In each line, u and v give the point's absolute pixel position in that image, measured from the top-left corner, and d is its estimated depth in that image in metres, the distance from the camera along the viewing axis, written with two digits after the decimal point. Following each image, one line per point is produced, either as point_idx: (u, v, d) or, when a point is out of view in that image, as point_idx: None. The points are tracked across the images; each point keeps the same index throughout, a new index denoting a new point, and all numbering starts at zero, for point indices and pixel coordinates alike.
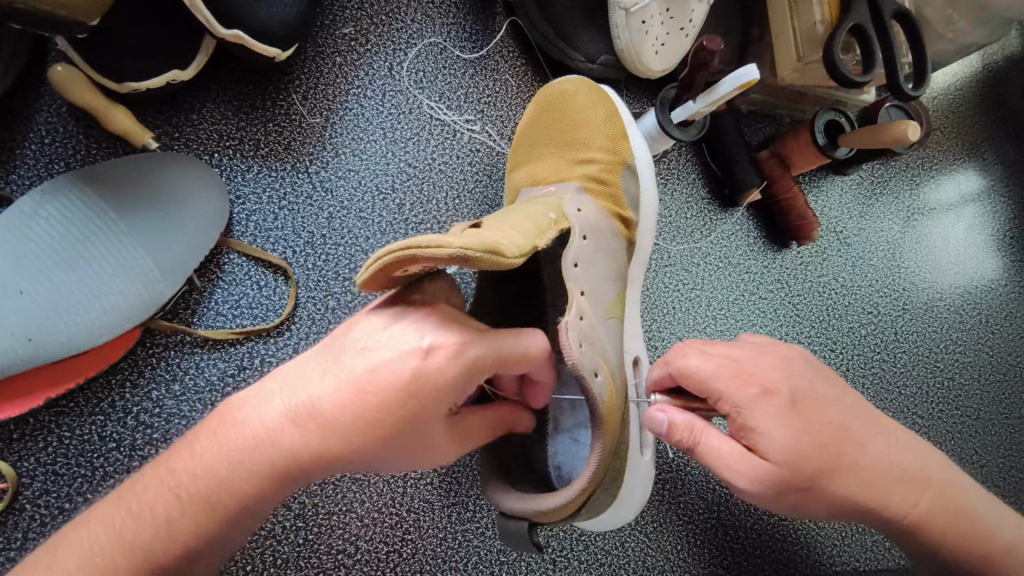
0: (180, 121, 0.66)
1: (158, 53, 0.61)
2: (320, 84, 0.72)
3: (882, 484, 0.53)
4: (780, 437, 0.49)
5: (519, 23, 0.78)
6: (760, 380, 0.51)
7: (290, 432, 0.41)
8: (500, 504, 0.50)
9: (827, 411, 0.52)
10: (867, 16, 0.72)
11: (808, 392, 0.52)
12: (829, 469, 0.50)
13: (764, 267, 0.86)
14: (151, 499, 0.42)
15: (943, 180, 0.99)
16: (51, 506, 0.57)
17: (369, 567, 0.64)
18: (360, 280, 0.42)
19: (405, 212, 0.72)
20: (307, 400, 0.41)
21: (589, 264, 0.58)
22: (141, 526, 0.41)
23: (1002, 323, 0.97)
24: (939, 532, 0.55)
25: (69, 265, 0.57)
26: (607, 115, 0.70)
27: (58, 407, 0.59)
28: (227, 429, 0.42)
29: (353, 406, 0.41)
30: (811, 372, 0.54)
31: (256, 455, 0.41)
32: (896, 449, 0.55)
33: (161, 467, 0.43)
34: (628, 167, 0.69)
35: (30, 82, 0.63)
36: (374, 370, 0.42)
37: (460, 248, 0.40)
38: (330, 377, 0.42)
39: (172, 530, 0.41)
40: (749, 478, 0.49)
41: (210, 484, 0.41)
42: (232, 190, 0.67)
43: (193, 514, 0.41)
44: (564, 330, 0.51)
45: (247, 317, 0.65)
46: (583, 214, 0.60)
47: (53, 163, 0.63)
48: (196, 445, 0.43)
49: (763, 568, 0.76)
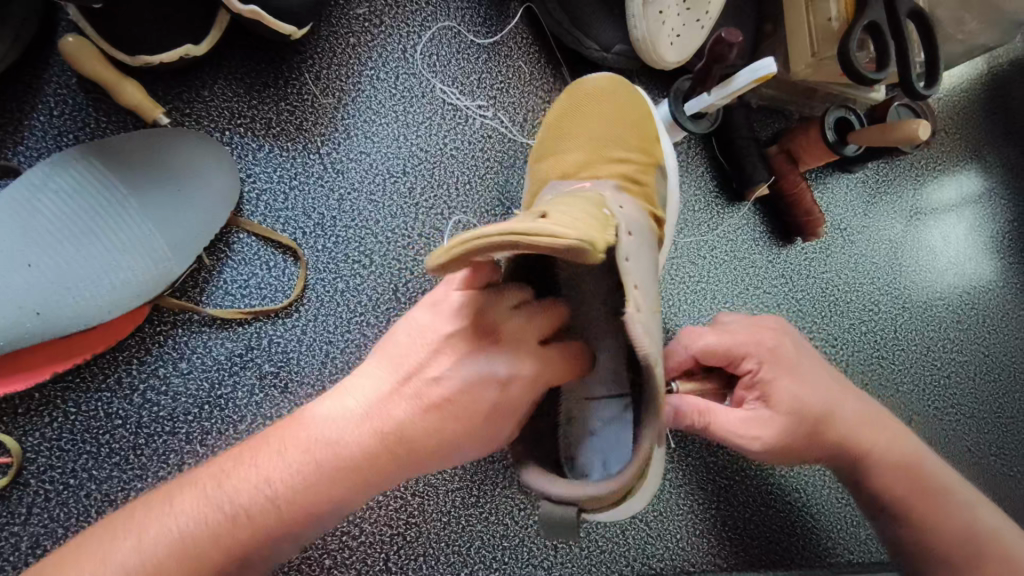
0: (191, 97, 0.66)
1: (174, 27, 0.60)
2: (334, 64, 0.71)
3: (856, 437, 0.64)
4: (783, 392, 0.61)
5: (534, 10, 0.77)
6: (767, 346, 0.64)
7: (381, 451, 0.47)
8: (537, 490, 0.49)
9: (815, 372, 0.64)
10: (883, 14, 0.72)
11: (801, 353, 0.66)
12: (823, 425, 0.62)
13: (769, 262, 0.86)
14: (246, 504, 0.46)
15: (946, 180, 1.00)
16: (56, 482, 0.57)
17: (373, 549, 0.65)
18: (439, 262, 0.40)
19: (416, 196, 0.71)
20: (394, 422, 0.48)
21: (636, 259, 0.56)
22: (238, 526, 0.45)
23: (999, 324, 0.98)
24: (908, 492, 0.64)
25: (78, 240, 0.56)
26: (641, 119, 0.71)
27: (65, 381, 0.58)
28: (316, 443, 0.47)
29: (434, 427, 0.48)
30: (800, 343, 0.67)
31: (348, 472, 0.47)
32: (873, 416, 0.66)
33: (246, 468, 0.47)
34: (660, 169, 0.70)
35: (39, 52, 0.62)
36: (450, 394, 0.48)
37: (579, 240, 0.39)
38: (410, 402, 0.48)
39: (266, 531, 0.46)
40: (756, 427, 0.60)
41: (304, 496, 0.46)
42: (243, 169, 0.66)
43: (287, 519, 0.46)
44: (630, 320, 0.47)
45: (256, 297, 0.65)
46: (624, 210, 0.60)
47: (62, 136, 0.62)
48: (284, 452, 0.47)
49: (760, 559, 0.77)
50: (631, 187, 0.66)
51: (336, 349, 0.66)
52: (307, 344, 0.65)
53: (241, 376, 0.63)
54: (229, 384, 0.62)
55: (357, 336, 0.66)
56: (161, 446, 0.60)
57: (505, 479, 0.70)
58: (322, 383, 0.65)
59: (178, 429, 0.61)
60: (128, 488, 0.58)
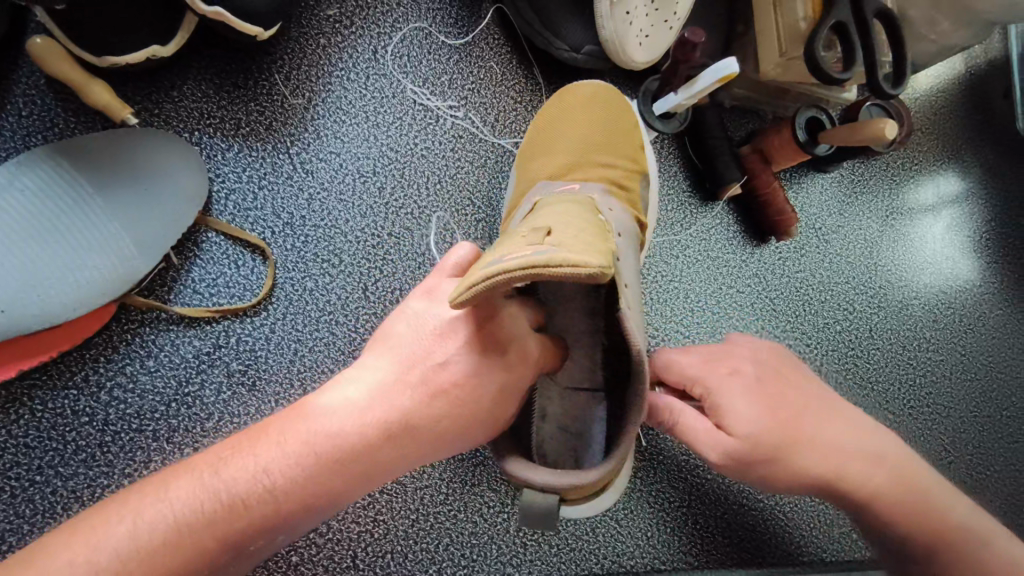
0: (161, 98, 0.66)
1: (139, 27, 0.61)
2: (304, 65, 0.72)
3: (842, 469, 0.58)
4: (747, 413, 0.56)
5: (505, 11, 0.78)
6: (729, 364, 0.60)
7: (387, 440, 0.47)
8: (522, 480, 0.48)
9: (791, 399, 0.59)
10: (849, 15, 0.73)
11: (778, 376, 0.61)
12: (789, 447, 0.56)
13: (743, 261, 0.87)
14: (243, 493, 0.44)
15: (923, 180, 1.00)
16: (22, 478, 0.57)
17: (340, 546, 0.65)
18: (464, 295, 0.40)
19: (386, 196, 0.72)
20: (399, 411, 0.48)
21: (624, 260, 0.57)
22: (235, 515, 0.44)
23: (976, 323, 0.98)
24: (909, 523, 0.58)
25: (44, 238, 0.57)
26: (628, 126, 0.73)
27: (31, 379, 0.59)
28: (318, 435, 0.47)
29: (436, 415, 0.49)
30: (776, 368, 0.62)
31: (351, 461, 0.46)
32: (862, 442, 0.60)
33: (245, 457, 0.46)
34: (644, 176, 0.72)
35: (9, 54, 0.63)
36: (456, 380, 0.49)
37: (603, 267, 0.39)
38: (416, 389, 0.49)
39: (264, 520, 0.45)
40: (718, 446, 0.56)
41: (304, 486, 0.45)
42: (212, 168, 0.67)
43: (288, 508, 0.45)
44: (622, 319, 0.48)
45: (224, 296, 0.65)
46: (613, 213, 0.60)
47: (31, 137, 0.62)
48: (284, 444, 0.46)
49: (732, 557, 0.77)
50: (616, 190, 0.67)
51: (304, 348, 0.66)
52: (275, 342, 0.66)
53: (209, 373, 0.63)
54: (197, 381, 0.63)
55: (325, 335, 0.67)
56: (128, 443, 0.60)
57: (473, 477, 0.70)
58: (290, 381, 0.65)
59: (145, 426, 0.61)
60: (94, 485, 0.59)
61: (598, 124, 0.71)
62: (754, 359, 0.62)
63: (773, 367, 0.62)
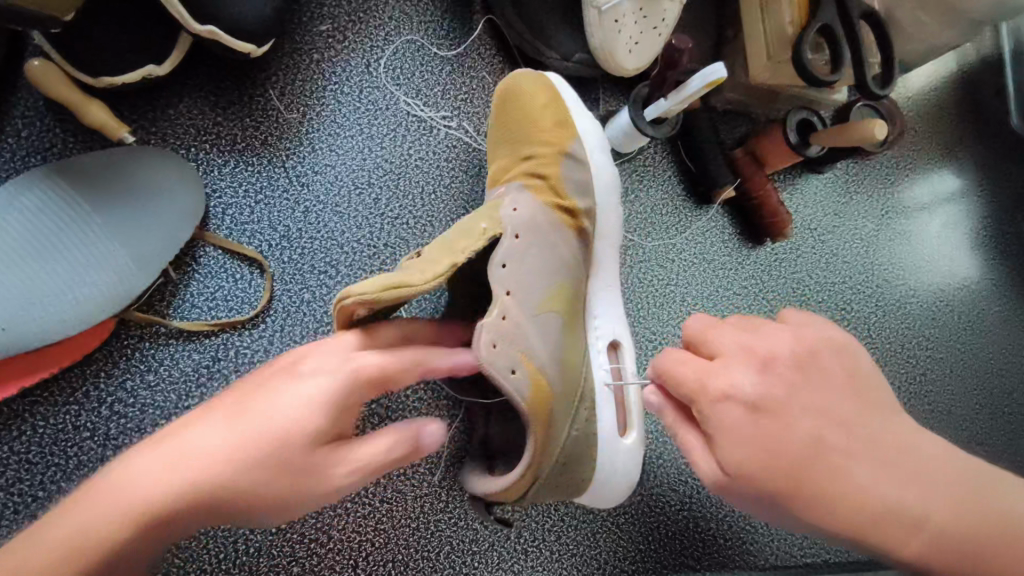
0: (157, 116, 0.67)
1: (135, 47, 0.62)
2: (299, 80, 0.73)
3: (879, 510, 0.42)
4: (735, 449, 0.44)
5: (496, 21, 0.79)
6: (718, 383, 0.45)
7: (238, 456, 0.46)
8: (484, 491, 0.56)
9: (792, 422, 0.44)
10: (834, 18, 0.74)
11: (796, 381, 0.45)
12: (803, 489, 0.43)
13: (739, 263, 0.87)
14: (98, 519, 0.42)
15: (916, 179, 1.00)
16: (25, 494, 0.58)
17: (342, 556, 0.65)
18: None
19: (381, 207, 0.73)
20: (251, 429, 0.47)
21: (517, 262, 0.59)
22: (89, 541, 0.42)
23: (975, 320, 0.98)
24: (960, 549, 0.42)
25: (46, 256, 0.58)
26: (546, 104, 0.69)
27: (32, 396, 0.60)
28: (178, 454, 0.45)
29: (291, 429, 0.47)
30: (797, 364, 0.46)
31: (206, 477, 0.45)
32: (906, 461, 0.44)
33: (128, 472, 0.44)
34: (568, 153, 0.68)
35: (7, 77, 0.64)
36: (307, 395, 0.49)
37: (357, 295, 0.49)
38: (270, 406, 0.48)
39: (115, 545, 0.42)
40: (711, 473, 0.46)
41: (158, 507, 0.43)
42: (209, 184, 0.68)
43: (137, 532, 0.43)
44: (476, 330, 0.53)
45: (222, 309, 0.66)
46: (516, 213, 0.62)
47: (30, 157, 0.63)
48: (146, 464, 0.45)
49: (734, 560, 0.77)
50: (535, 183, 0.66)
51: None
52: (274, 353, 0.66)
53: (209, 386, 0.64)
54: (196, 395, 0.64)
55: None
56: None
57: None
58: None
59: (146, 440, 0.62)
60: None
61: (516, 117, 0.69)
62: (760, 364, 0.46)
63: (786, 362, 0.46)
